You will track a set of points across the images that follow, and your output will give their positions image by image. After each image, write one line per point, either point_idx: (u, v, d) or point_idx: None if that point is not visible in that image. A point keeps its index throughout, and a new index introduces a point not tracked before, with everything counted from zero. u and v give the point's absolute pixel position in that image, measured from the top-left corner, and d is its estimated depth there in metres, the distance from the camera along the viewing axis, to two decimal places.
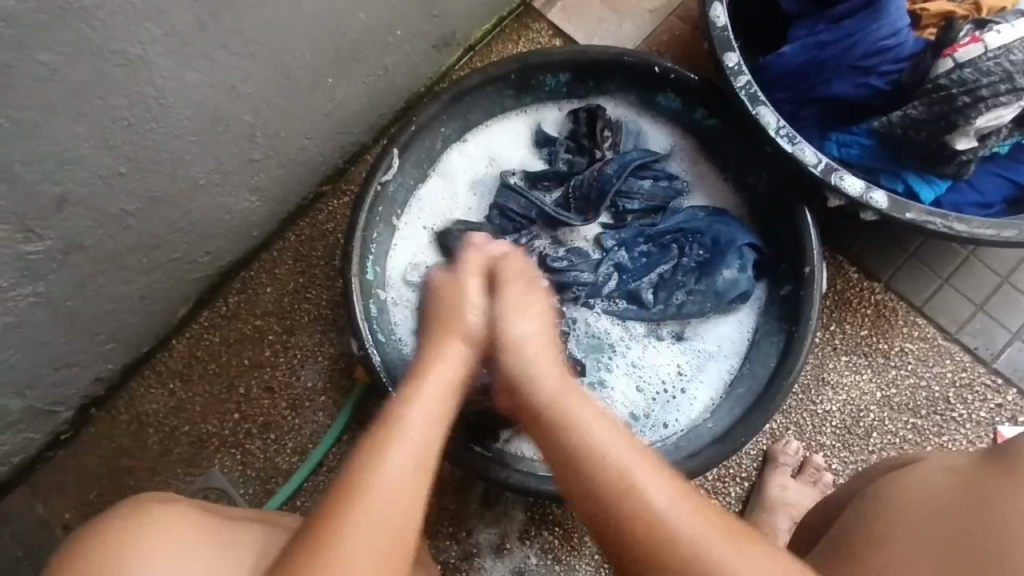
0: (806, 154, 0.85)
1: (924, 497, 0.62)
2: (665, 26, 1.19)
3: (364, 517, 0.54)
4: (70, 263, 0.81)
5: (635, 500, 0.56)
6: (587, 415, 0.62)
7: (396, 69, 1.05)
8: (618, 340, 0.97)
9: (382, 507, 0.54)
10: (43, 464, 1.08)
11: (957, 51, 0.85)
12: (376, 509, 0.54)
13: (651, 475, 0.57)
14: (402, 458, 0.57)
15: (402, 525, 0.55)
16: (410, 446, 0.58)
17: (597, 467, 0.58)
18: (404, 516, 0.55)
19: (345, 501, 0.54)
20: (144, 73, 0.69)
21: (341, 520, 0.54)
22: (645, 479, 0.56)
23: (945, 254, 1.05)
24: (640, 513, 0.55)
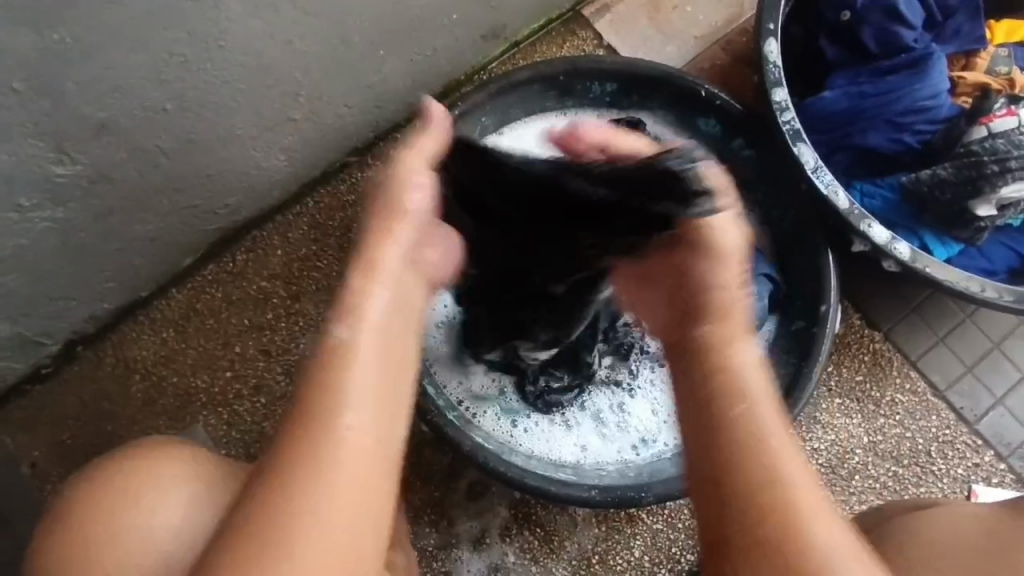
0: (839, 198, 0.88)
1: (953, 538, 0.66)
2: (708, 54, 1.21)
3: (331, 458, 0.46)
4: (95, 193, 0.79)
5: (768, 472, 0.49)
6: (756, 385, 0.53)
7: (443, 52, 1.05)
8: (641, 360, 0.99)
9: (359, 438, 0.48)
10: (18, 397, 1.04)
11: (991, 121, 0.90)
12: (342, 444, 0.47)
13: (809, 480, 0.49)
14: (368, 373, 0.51)
15: (368, 452, 0.48)
16: (373, 374, 0.51)
17: (747, 449, 0.50)
18: (373, 443, 0.48)
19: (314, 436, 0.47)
20: (212, 11, 0.68)
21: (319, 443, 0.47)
22: (810, 488, 0.48)
23: (944, 315, 1.09)
24: (783, 513, 0.47)
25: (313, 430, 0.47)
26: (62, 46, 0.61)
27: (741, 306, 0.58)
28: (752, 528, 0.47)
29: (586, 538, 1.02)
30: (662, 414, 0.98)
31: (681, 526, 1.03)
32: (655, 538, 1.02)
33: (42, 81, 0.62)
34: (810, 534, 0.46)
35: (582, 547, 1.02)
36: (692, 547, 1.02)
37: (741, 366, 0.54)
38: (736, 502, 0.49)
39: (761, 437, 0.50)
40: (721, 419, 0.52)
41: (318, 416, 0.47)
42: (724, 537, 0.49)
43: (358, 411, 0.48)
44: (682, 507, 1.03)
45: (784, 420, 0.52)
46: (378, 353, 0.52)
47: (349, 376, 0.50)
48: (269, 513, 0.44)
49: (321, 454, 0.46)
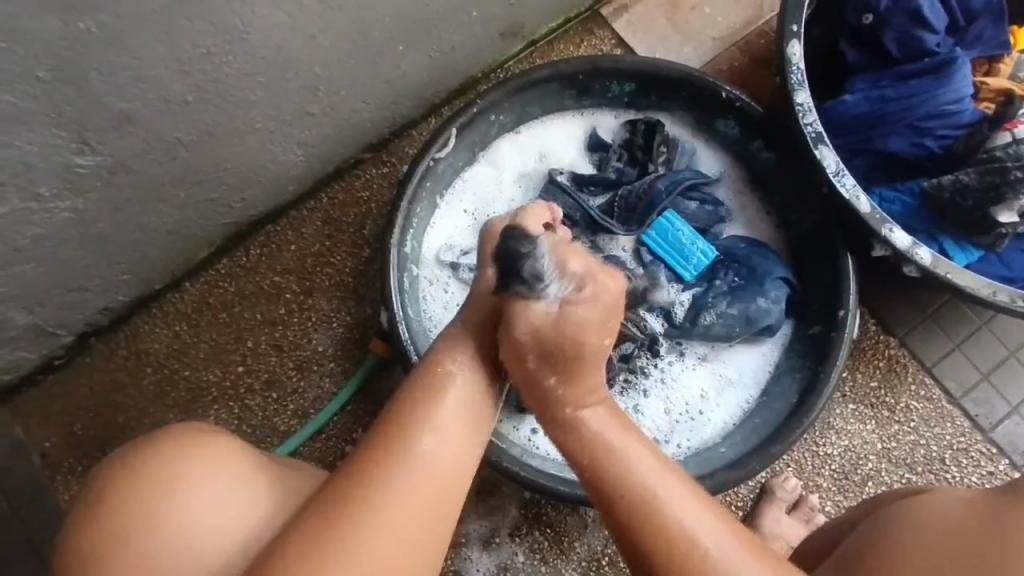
0: (861, 202, 0.87)
1: (942, 521, 0.65)
2: (726, 56, 1.20)
3: (416, 464, 0.53)
4: (114, 184, 0.78)
5: (631, 493, 0.56)
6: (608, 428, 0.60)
7: (461, 49, 1.05)
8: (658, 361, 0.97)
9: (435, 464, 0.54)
10: (30, 388, 1.04)
11: (1016, 127, 0.90)
12: (428, 456, 0.54)
13: (666, 489, 0.56)
14: (454, 416, 0.57)
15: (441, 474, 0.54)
16: (461, 416, 0.58)
17: (618, 481, 0.57)
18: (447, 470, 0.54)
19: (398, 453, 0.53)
20: (237, 3, 0.68)
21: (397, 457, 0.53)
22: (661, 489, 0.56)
23: (960, 321, 1.09)
24: (651, 518, 0.54)
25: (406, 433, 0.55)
26: (88, 35, 0.61)
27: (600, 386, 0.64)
28: (643, 537, 0.54)
29: (596, 539, 1.01)
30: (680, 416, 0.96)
31: None
32: None
33: (66, 70, 0.62)
34: (681, 533, 0.54)
35: (591, 548, 1.01)
36: None
37: (594, 423, 0.60)
38: (626, 514, 0.56)
39: (622, 473, 0.57)
40: (589, 456, 0.59)
41: (411, 426, 0.55)
42: (639, 547, 0.55)
43: (436, 434, 0.55)
44: None
45: (645, 445, 0.59)
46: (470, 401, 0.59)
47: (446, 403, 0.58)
48: (361, 487, 0.51)
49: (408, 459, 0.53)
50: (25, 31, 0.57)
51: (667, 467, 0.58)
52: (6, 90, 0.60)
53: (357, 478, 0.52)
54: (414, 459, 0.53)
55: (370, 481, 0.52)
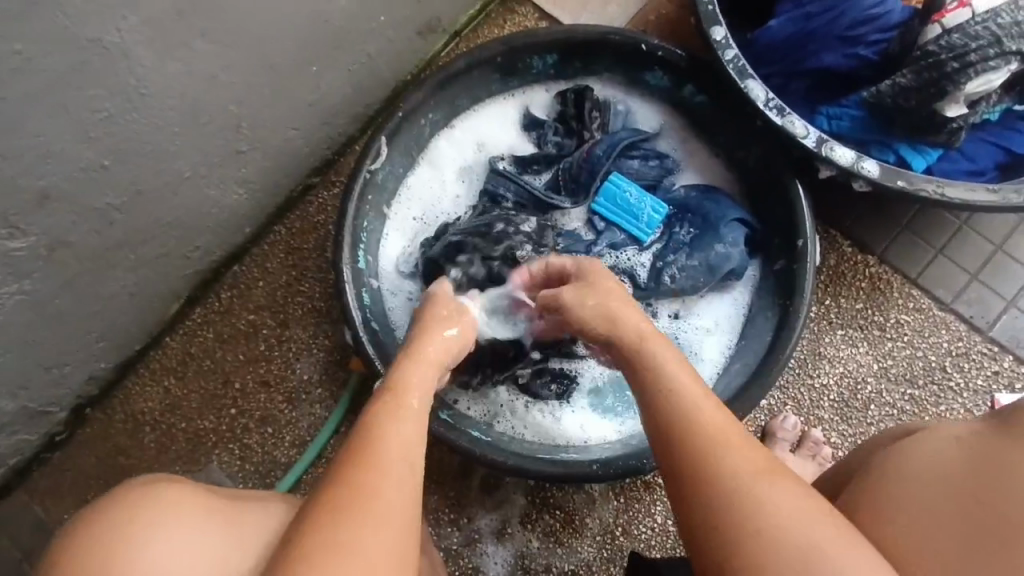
0: (795, 125, 0.85)
1: (931, 467, 0.60)
2: (651, 5, 1.18)
3: (385, 470, 0.55)
4: (57, 260, 0.79)
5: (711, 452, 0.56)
6: (686, 381, 0.61)
7: (380, 57, 1.04)
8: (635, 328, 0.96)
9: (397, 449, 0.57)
10: (40, 467, 1.07)
11: (944, 17, 0.86)
12: (401, 437, 0.58)
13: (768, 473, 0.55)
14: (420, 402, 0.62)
15: (408, 498, 0.55)
16: (419, 425, 0.60)
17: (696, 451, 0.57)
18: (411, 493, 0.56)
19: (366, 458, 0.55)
20: (122, 60, 0.67)
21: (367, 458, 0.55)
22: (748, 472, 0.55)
23: (938, 225, 1.05)
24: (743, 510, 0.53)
25: (372, 442, 0.57)
26: None
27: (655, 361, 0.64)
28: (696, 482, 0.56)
29: (607, 511, 1.01)
30: None
31: None
32: None
33: None
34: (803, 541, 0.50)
35: (603, 521, 1.01)
36: None
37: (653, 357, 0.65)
38: (667, 430, 0.59)
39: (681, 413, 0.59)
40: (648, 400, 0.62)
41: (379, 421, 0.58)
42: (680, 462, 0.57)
43: (399, 431, 0.58)
44: None
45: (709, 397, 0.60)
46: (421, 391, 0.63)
47: (406, 411, 0.60)
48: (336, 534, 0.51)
49: (373, 494, 0.53)
50: None
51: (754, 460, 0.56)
52: None
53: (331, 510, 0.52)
54: (381, 489, 0.54)
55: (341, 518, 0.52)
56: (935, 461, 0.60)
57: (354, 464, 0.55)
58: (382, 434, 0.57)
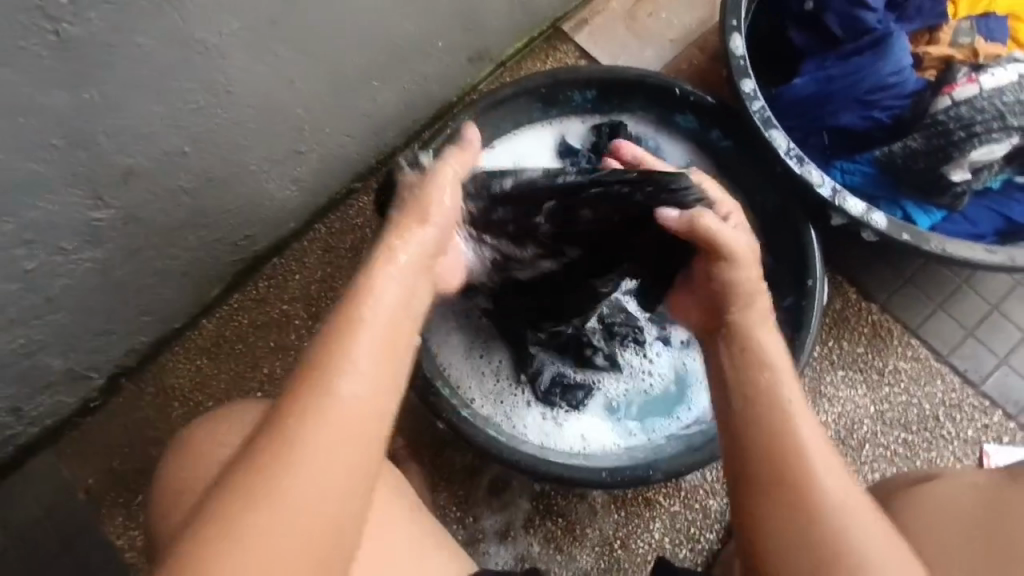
0: (811, 175, 0.93)
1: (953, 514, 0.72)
2: (685, 55, 1.27)
3: (326, 420, 0.50)
4: (128, 233, 0.87)
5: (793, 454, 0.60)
6: (796, 399, 0.63)
7: (433, 78, 1.13)
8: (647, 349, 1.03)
9: (348, 398, 0.51)
10: (69, 430, 1.12)
11: (954, 90, 0.94)
12: (351, 379, 0.52)
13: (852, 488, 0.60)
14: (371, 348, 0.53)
15: (359, 435, 0.51)
16: (377, 353, 0.54)
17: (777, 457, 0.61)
18: (360, 430, 0.51)
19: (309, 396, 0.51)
20: (218, 60, 0.75)
21: (307, 404, 0.50)
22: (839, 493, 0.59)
23: (939, 281, 1.12)
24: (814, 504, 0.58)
25: (317, 383, 0.51)
26: (92, 104, 0.69)
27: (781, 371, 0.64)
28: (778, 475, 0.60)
29: (607, 523, 1.06)
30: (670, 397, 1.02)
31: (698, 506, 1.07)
32: (673, 520, 1.06)
33: (77, 135, 0.70)
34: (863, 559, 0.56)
35: (603, 533, 1.06)
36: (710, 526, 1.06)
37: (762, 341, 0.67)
38: (779, 439, 0.61)
39: (784, 426, 0.61)
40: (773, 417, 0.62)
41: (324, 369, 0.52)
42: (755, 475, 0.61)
43: (352, 380, 0.52)
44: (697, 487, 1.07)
45: (817, 420, 0.63)
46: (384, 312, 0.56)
47: (356, 355, 0.53)
48: (252, 493, 0.48)
49: (303, 439, 0.49)
50: (39, 106, 0.65)
51: (851, 487, 0.60)
52: (28, 158, 0.68)
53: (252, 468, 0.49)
54: (317, 431, 0.50)
55: (273, 467, 0.49)
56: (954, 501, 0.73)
57: (285, 407, 0.51)
58: (329, 381, 0.51)
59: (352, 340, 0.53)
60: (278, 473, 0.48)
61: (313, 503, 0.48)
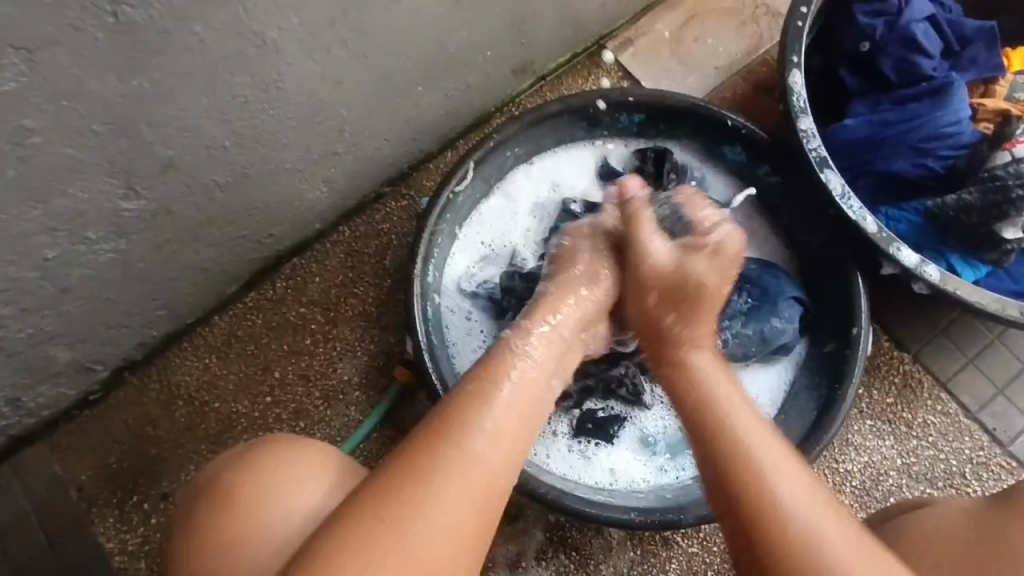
0: (868, 223, 0.90)
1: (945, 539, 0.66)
2: (728, 84, 1.25)
3: (460, 470, 0.58)
4: (155, 225, 0.82)
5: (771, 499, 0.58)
6: (761, 440, 0.63)
7: (475, 87, 1.10)
8: None
9: (481, 451, 0.60)
10: (67, 423, 1.07)
11: (1014, 147, 0.93)
12: (486, 439, 0.61)
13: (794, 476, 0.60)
14: (505, 411, 0.64)
15: (491, 480, 0.59)
16: (513, 415, 0.64)
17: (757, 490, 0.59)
18: (495, 476, 0.59)
19: (446, 449, 0.59)
20: (272, 55, 0.72)
21: (449, 452, 0.59)
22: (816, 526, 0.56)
23: (972, 335, 1.10)
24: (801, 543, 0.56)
25: (453, 439, 0.60)
26: (141, 91, 0.65)
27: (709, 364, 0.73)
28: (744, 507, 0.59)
29: (622, 561, 1.02)
30: None
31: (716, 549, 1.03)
32: (690, 562, 1.03)
33: (119, 122, 0.66)
34: None
35: (617, 570, 1.02)
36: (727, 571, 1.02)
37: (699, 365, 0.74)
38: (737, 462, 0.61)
39: (720, 414, 0.66)
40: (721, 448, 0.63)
41: (465, 421, 0.61)
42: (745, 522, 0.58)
43: (487, 439, 0.61)
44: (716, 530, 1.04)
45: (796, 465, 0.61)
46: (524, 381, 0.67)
47: (492, 414, 0.63)
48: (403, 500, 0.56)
49: (451, 471, 0.58)
50: (86, 89, 0.61)
51: (803, 475, 0.61)
52: (65, 143, 0.64)
53: (397, 476, 0.57)
54: (462, 462, 0.58)
55: (402, 494, 0.56)
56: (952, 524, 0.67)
57: (435, 437, 0.60)
58: (467, 435, 0.60)
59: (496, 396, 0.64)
60: (413, 503, 0.56)
61: (448, 522, 0.56)
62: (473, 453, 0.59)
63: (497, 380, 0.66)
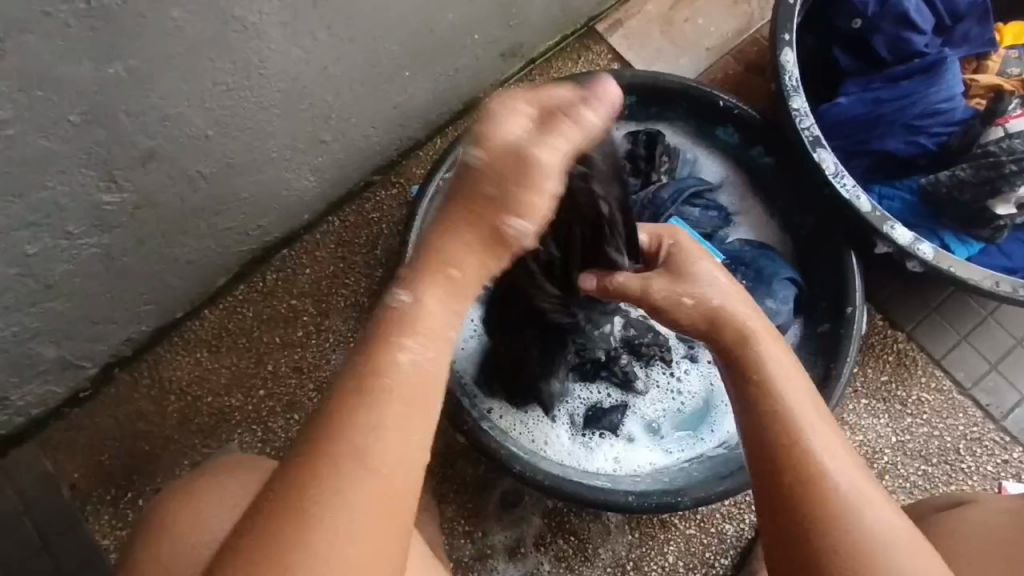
0: (862, 202, 0.90)
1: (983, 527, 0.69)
2: (720, 64, 1.24)
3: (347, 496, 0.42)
4: (139, 218, 0.81)
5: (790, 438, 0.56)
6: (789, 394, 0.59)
7: (464, 72, 1.08)
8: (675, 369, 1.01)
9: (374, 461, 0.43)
10: (56, 421, 1.05)
11: (1008, 122, 0.93)
12: (372, 435, 0.43)
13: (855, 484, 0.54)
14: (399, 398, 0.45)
15: (380, 493, 0.42)
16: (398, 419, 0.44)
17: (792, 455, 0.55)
18: (385, 489, 0.42)
19: (321, 467, 0.42)
20: (254, 40, 0.71)
21: (322, 474, 0.42)
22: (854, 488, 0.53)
23: (966, 312, 1.11)
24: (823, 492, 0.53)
25: (324, 458, 0.42)
26: (118, 79, 0.63)
27: (762, 329, 0.64)
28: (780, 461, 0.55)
29: (620, 544, 1.03)
30: (698, 417, 1.00)
31: (714, 530, 1.04)
32: (688, 544, 1.03)
33: (98, 111, 0.65)
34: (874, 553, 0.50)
35: (615, 554, 1.02)
36: (724, 552, 1.03)
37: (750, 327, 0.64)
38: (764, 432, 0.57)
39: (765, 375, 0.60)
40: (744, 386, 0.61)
41: (344, 421, 0.43)
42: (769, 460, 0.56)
43: (374, 437, 0.43)
44: (714, 512, 1.04)
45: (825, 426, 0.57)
46: (415, 367, 0.46)
47: (377, 408, 0.44)
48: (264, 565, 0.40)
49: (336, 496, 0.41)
50: (60, 77, 0.59)
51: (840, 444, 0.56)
52: (41, 134, 0.63)
53: (274, 522, 0.41)
54: (345, 492, 0.42)
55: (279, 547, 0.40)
56: (988, 524, 0.68)
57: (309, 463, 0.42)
58: (345, 442, 0.43)
59: (387, 393, 0.45)
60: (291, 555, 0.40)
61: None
62: (376, 471, 0.43)
63: (384, 347, 0.46)
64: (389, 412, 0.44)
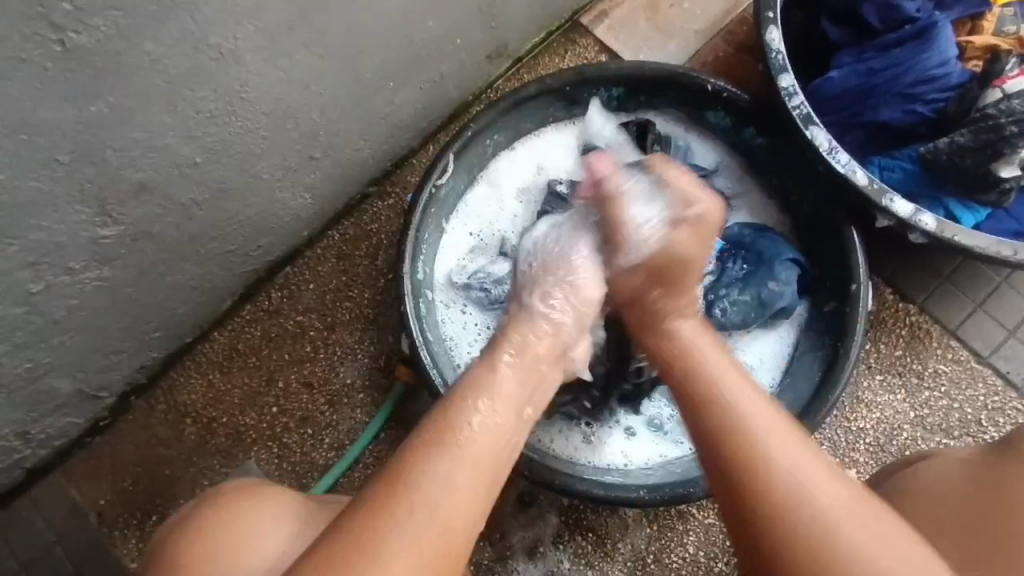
0: (859, 176, 0.88)
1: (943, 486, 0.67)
2: (709, 47, 1.22)
3: (455, 474, 0.55)
4: (137, 249, 0.82)
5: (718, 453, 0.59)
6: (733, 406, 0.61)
7: (450, 77, 1.08)
8: None
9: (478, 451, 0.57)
10: (80, 451, 1.08)
11: (1005, 83, 0.90)
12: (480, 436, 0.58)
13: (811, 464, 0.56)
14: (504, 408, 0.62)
15: (481, 482, 0.56)
16: (485, 443, 0.58)
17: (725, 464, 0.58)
18: (483, 479, 0.57)
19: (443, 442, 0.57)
20: (232, 66, 0.71)
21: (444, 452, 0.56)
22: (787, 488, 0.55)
23: (979, 280, 1.08)
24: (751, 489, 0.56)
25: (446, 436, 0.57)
26: (101, 116, 0.65)
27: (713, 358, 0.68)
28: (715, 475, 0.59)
29: (639, 538, 1.02)
30: None
31: None
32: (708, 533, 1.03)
33: (84, 150, 0.66)
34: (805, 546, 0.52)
35: (635, 547, 1.02)
36: None
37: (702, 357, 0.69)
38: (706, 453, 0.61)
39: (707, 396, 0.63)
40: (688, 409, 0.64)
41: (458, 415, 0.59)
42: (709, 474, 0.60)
43: (476, 433, 0.58)
44: None
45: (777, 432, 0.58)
46: (505, 403, 0.62)
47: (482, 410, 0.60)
48: (370, 531, 0.51)
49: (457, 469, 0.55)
50: (43, 120, 0.61)
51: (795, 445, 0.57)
52: (30, 177, 0.64)
53: (385, 505, 0.52)
54: (454, 486, 0.54)
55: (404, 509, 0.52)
56: (945, 481, 0.67)
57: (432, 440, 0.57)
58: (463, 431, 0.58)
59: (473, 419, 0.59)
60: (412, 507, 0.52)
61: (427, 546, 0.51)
62: (473, 462, 0.57)
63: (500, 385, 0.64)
64: (484, 442, 0.59)
